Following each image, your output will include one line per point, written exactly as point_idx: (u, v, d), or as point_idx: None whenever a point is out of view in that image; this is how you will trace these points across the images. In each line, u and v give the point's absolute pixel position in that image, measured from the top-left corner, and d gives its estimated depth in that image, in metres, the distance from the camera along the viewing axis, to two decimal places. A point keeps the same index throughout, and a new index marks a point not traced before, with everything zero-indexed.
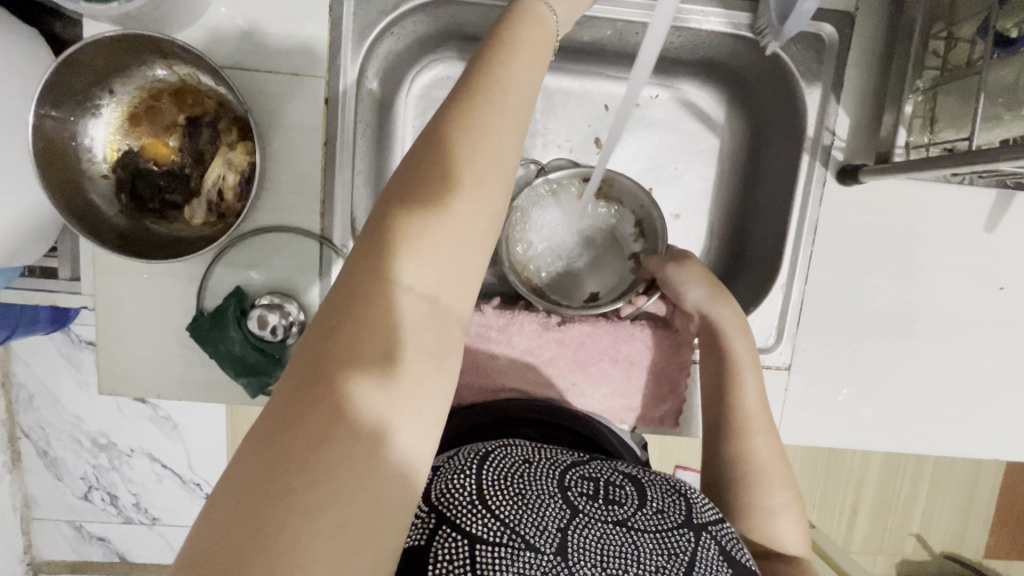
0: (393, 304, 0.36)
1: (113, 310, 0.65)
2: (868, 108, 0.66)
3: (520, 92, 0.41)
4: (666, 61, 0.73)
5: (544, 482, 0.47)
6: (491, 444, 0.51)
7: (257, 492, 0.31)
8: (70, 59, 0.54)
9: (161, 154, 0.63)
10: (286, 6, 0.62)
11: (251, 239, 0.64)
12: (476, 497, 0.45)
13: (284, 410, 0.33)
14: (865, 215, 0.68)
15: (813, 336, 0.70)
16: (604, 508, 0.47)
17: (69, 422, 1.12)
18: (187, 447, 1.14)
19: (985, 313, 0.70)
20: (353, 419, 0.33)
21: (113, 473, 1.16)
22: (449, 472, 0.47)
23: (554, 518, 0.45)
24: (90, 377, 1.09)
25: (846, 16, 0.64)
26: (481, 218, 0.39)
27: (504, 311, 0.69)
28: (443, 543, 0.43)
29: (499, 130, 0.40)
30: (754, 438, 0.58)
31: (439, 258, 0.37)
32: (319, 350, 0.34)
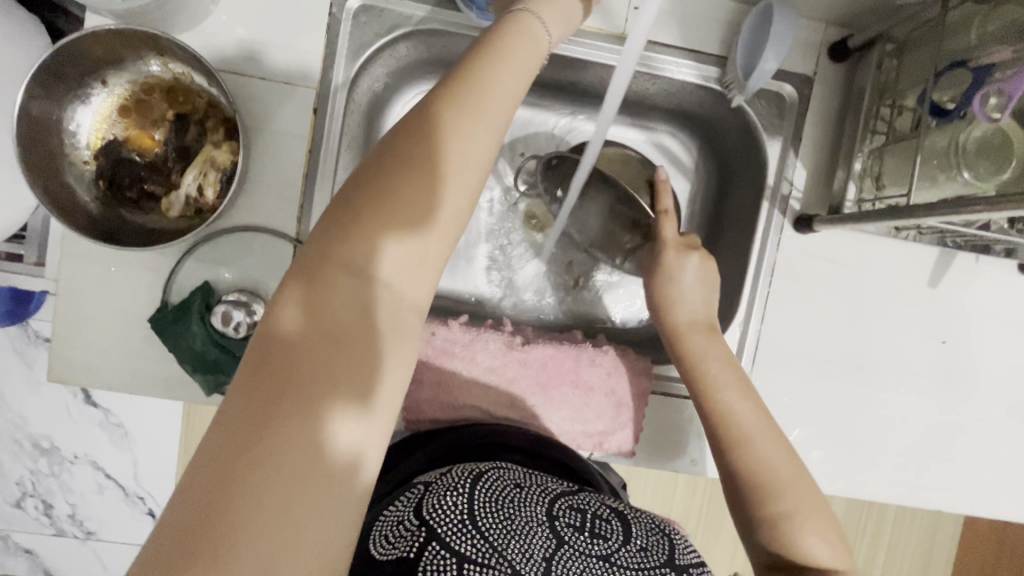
0: (349, 288, 0.38)
1: (75, 298, 0.64)
2: (823, 164, 0.71)
3: (498, 99, 0.43)
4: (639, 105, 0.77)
5: (532, 509, 0.49)
6: (484, 465, 0.53)
7: (214, 470, 0.34)
8: (68, 47, 0.56)
9: (145, 146, 0.64)
10: (281, 19, 0.64)
11: (225, 237, 0.65)
12: (467, 516, 0.47)
13: (239, 391, 0.36)
14: (821, 264, 0.72)
15: (768, 375, 0.73)
16: (590, 540, 0.48)
17: (10, 423, 1.07)
18: (136, 456, 1.10)
19: (929, 365, 0.74)
20: (304, 400, 0.36)
21: (50, 481, 1.10)
22: (442, 488, 0.49)
23: (540, 546, 0.47)
24: (41, 375, 1.05)
25: (805, 78, 0.69)
26: (445, 215, 0.41)
27: (470, 328, 0.70)
28: (432, 559, 0.45)
29: (471, 132, 0.41)
30: (756, 444, 0.58)
31: (399, 250, 0.39)
32: (272, 334, 0.37)
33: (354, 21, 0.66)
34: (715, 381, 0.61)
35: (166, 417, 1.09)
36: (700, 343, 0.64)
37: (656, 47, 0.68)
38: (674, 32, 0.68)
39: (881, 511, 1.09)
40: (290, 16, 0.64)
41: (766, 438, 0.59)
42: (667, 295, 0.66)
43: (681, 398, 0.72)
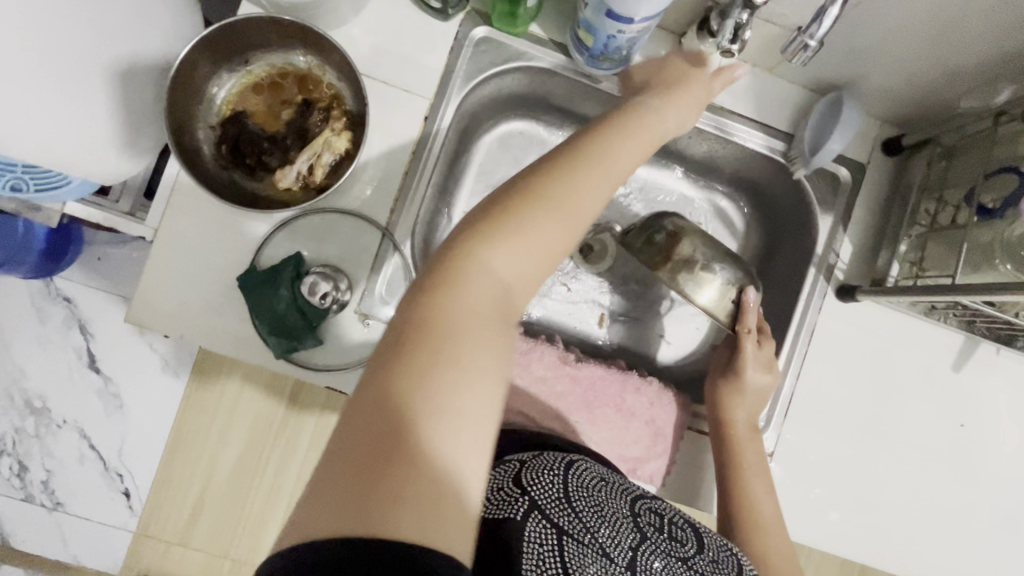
0: (485, 280, 0.43)
1: (170, 245, 0.68)
2: (868, 243, 0.77)
3: (612, 152, 0.51)
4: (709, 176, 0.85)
5: (619, 503, 0.55)
6: (574, 456, 0.59)
7: (359, 448, 0.36)
8: (234, 25, 0.63)
9: (269, 122, 0.70)
10: (412, 36, 0.72)
11: (321, 215, 0.70)
12: (564, 495, 0.52)
13: (379, 374, 0.39)
14: (856, 333, 0.78)
15: (797, 429, 0.77)
16: (670, 542, 0.54)
17: (11, 374, 1.17)
18: (122, 431, 1.17)
19: (946, 444, 0.78)
20: (438, 384, 0.38)
21: (32, 442, 1.17)
22: (540, 467, 0.55)
23: (628, 538, 0.52)
24: (50, 332, 1.17)
25: (860, 165, 0.77)
26: (559, 236, 0.46)
27: (528, 338, 0.75)
28: (535, 527, 0.50)
29: (587, 173, 0.48)
30: (767, 532, 0.66)
31: (520, 262, 0.44)
32: (409, 324, 0.41)
33: (473, 49, 0.74)
34: (751, 470, 0.69)
35: (164, 395, 1.16)
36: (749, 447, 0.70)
37: (733, 116, 0.76)
38: (749, 106, 0.76)
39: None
40: (418, 34, 0.72)
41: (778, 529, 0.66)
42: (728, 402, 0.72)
43: None
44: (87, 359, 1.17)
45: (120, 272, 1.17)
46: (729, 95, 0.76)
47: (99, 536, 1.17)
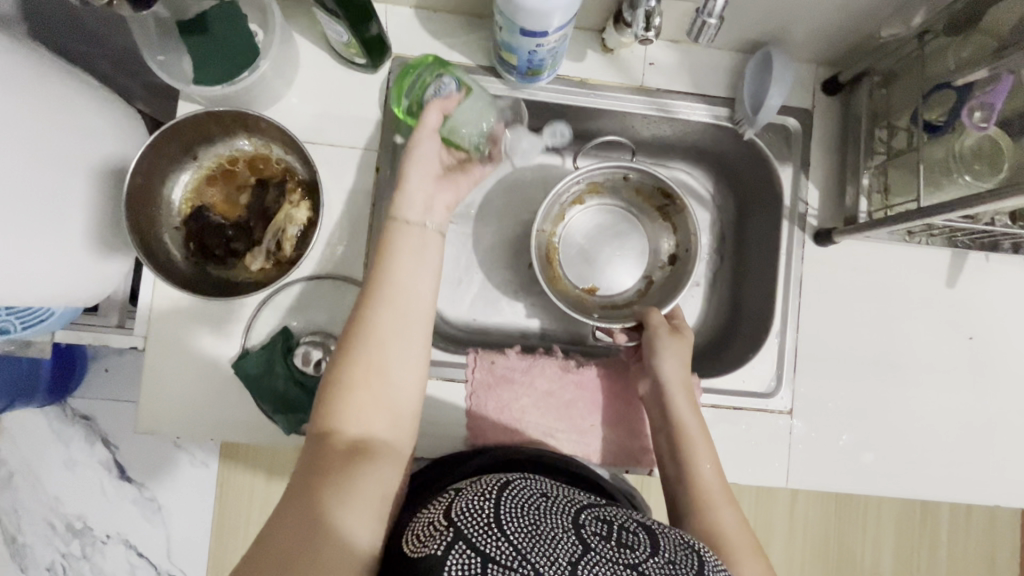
0: (371, 407, 0.52)
1: (162, 350, 0.70)
2: (833, 184, 0.78)
3: (427, 254, 0.58)
4: (619, 179, 0.83)
5: (559, 518, 0.51)
6: (513, 476, 0.56)
7: (266, 537, 0.45)
8: (174, 128, 0.65)
9: (230, 210, 0.72)
10: (348, 95, 0.74)
11: (299, 285, 0.72)
12: (492, 520, 0.49)
13: (296, 474, 0.49)
14: (844, 272, 0.78)
15: (810, 381, 0.77)
16: (613, 545, 0.50)
17: (46, 504, 1.18)
18: (164, 534, 1.18)
19: (959, 361, 0.78)
20: (330, 483, 0.48)
21: (81, 564, 1.19)
22: (472, 493, 0.52)
23: (566, 552, 0.48)
24: (75, 453, 1.18)
25: (806, 111, 0.78)
26: (415, 355, 0.55)
27: (525, 355, 0.75)
28: (457, 558, 0.47)
29: (412, 264, 0.57)
30: (719, 512, 0.60)
31: (394, 366, 0.54)
32: (316, 435, 0.51)
33: None
34: (693, 441, 0.64)
35: (196, 493, 1.17)
36: (683, 404, 0.67)
37: (672, 95, 0.77)
38: (685, 82, 0.77)
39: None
40: (353, 90, 0.74)
41: (730, 505, 0.61)
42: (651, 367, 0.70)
43: (732, 408, 0.76)
44: (115, 473, 1.19)
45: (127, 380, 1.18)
46: (663, 77, 0.77)
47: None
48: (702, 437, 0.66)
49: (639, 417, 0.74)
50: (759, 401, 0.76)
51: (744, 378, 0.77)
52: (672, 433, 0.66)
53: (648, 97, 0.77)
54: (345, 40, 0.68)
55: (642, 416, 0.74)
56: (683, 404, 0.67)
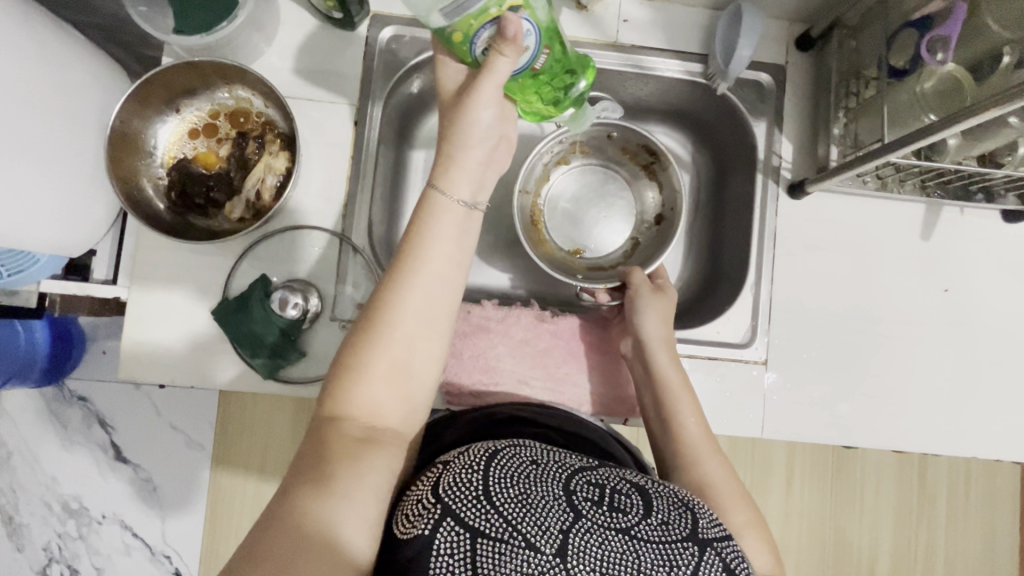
0: (384, 398, 0.51)
1: (145, 297, 0.71)
2: (807, 138, 0.79)
3: (455, 233, 0.56)
4: (604, 136, 0.85)
5: (549, 484, 0.47)
6: (501, 442, 0.51)
7: (270, 523, 0.44)
8: (154, 78, 0.67)
9: (212, 161, 0.74)
10: (326, 51, 0.76)
11: (278, 235, 0.73)
12: (481, 493, 0.45)
13: (302, 459, 0.48)
14: (820, 226, 0.78)
15: (785, 332, 0.77)
16: (608, 514, 0.46)
17: (43, 483, 1.20)
18: (159, 509, 1.19)
19: (936, 312, 0.78)
20: (338, 467, 0.47)
21: (77, 543, 1.20)
22: (458, 466, 0.48)
23: (557, 520, 0.45)
24: (70, 432, 1.20)
25: (778, 66, 0.79)
26: (433, 344, 0.54)
27: (502, 306, 0.76)
28: (446, 536, 0.44)
29: (438, 246, 0.55)
30: (704, 464, 0.60)
31: (410, 355, 0.52)
32: (325, 419, 0.50)
33: (384, 46, 0.76)
34: (673, 395, 0.65)
35: (190, 468, 1.19)
36: (662, 359, 0.67)
37: (645, 50, 0.79)
38: (658, 38, 0.79)
39: (931, 501, 1.09)
40: (330, 46, 0.76)
41: (717, 456, 0.61)
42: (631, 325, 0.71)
43: (706, 358, 0.76)
44: (111, 451, 1.20)
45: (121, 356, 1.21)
46: (637, 34, 0.79)
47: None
48: (684, 390, 0.66)
49: (619, 370, 0.75)
50: (734, 351, 0.76)
51: (720, 329, 0.78)
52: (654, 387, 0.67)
53: (621, 52, 0.79)
54: None
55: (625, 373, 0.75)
56: (665, 360, 0.67)
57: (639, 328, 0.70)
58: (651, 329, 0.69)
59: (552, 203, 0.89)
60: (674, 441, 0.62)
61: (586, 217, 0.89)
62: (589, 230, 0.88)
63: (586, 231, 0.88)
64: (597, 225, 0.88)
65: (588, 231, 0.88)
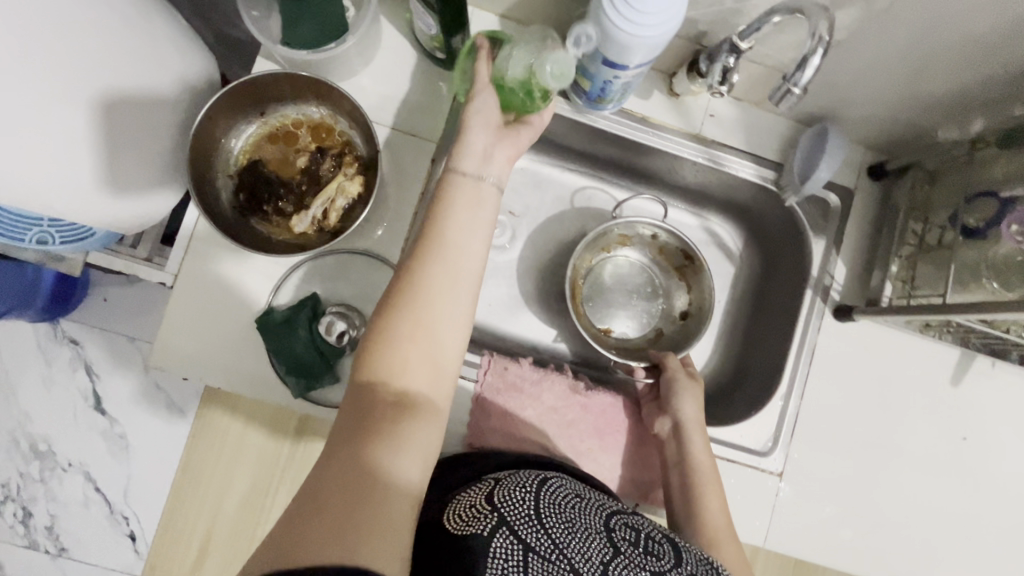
0: (417, 362, 0.48)
1: (189, 289, 0.71)
2: (861, 264, 0.81)
3: (478, 201, 0.55)
4: (648, 234, 0.87)
5: (592, 518, 0.56)
6: (550, 474, 0.60)
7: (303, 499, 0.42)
8: (250, 83, 0.67)
9: (286, 170, 0.74)
10: (420, 85, 0.76)
11: (336, 256, 0.73)
12: (535, 514, 0.53)
13: (337, 431, 0.46)
14: (856, 351, 0.80)
15: (804, 447, 0.78)
16: (642, 555, 0.54)
17: (16, 420, 1.17)
18: (128, 474, 1.16)
19: (949, 458, 0.80)
20: (372, 440, 0.45)
21: (37, 487, 1.17)
22: (514, 485, 0.56)
23: (598, 551, 0.53)
24: (56, 374, 1.18)
25: (848, 190, 0.81)
26: (461, 308, 0.51)
27: (538, 368, 0.77)
28: (502, 543, 0.51)
29: (462, 215, 0.53)
30: (722, 550, 0.62)
31: (438, 317, 0.49)
32: (357, 388, 0.48)
33: None
34: (702, 481, 0.67)
35: (168, 441, 1.16)
36: (698, 443, 0.69)
37: (724, 148, 0.80)
38: (739, 138, 0.80)
39: None
40: (423, 81, 0.76)
41: (733, 543, 0.63)
42: (668, 406, 0.73)
43: (725, 460, 0.77)
44: (92, 400, 1.18)
45: (127, 312, 1.19)
46: (721, 131, 0.80)
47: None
48: (712, 477, 0.68)
49: (647, 451, 0.76)
50: (752, 458, 0.77)
51: (744, 434, 0.78)
52: (687, 472, 0.68)
53: (700, 145, 0.80)
54: (432, 34, 0.69)
55: (652, 453, 0.76)
56: (700, 446, 0.69)
57: (675, 410, 0.72)
58: (685, 412, 0.71)
59: (588, 276, 0.88)
60: (694, 522, 0.65)
61: (614, 297, 0.89)
62: (613, 312, 0.89)
63: (611, 311, 0.89)
64: (621, 310, 0.89)
65: (613, 312, 0.89)
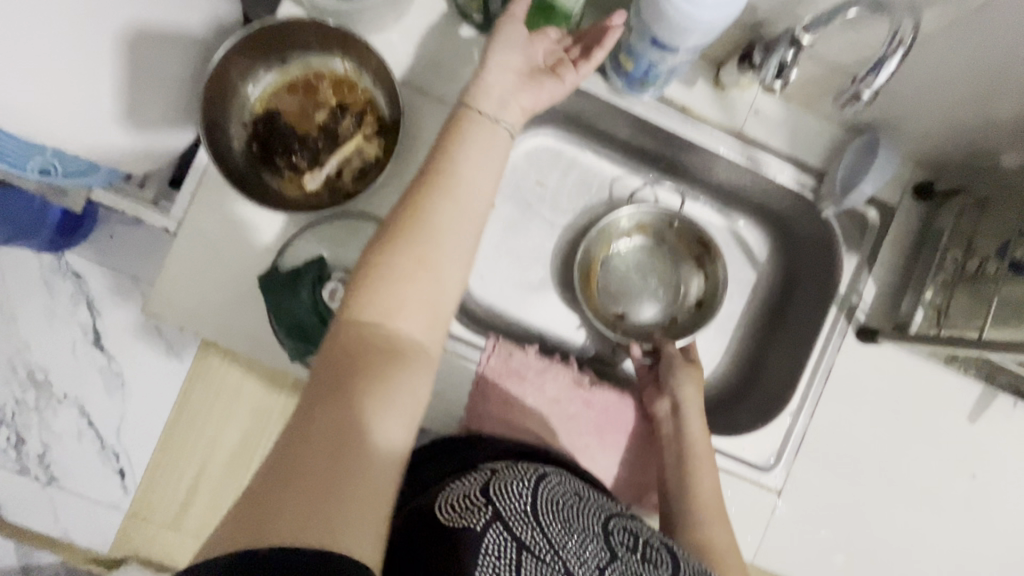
0: (411, 303, 0.46)
1: (192, 239, 0.68)
2: (892, 287, 0.77)
3: (487, 139, 0.52)
4: (666, 223, 0.85)
5: (591, 519, 0.52)
6: (549, 471, 0.58)
7: (281, 456, 0.38)
8: (275, 28, 0.64)
9: (301, 122, 0.70)
10: (452, 48, 0.72)
11: (345, 220, 0.70)
12: (530, 508, 0.50)
13: (320, 381, 0.42)
14: (874, 377, 0.77)
15: (808, 467, 0.76)
16: (641, 562, 0.50)
17: (15, 346, 1.16)
18: (124, 412, 1.16)
19: (955, 495, 0.77)
20: (359, 387, 0.42)
21: (32, 414, 1.17)
22: (511, 477, 0.53)
23: (595, 554, 0.49)
24: (59, 306, 1.17)
25: (889, 207, 0.77)
26: (458, 252, 0.49)
27: (543, 358, 0.75)
28: (495, 538, 0.47)
29: (471, 153, 0.51)
30: (711, 529, 0.61)
31: (435, 258, 0.47)
32: (343, 335, 0.44)
33: None
34: (696, 457, 0.66)
35: (165, 384, 1.16)
36: (693, 417, 0.69)
37: (765, 149, 0.76)
38: (782, 139, 0.76)
39: None
40: (456, 45, 0.72)
41: (725, 524, 0.61)
42: (665, 384, 0.73)
43: (725, 472, 0.75)
44: (91, 336, 1.17)
45: (130, 254, 1.16)
46: (764, 129, 0.75)
47: (92, 515, 1.16)
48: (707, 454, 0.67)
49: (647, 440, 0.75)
50: (753, 473, 0.75)
51: (746, 447, 0.76)
52: (682, 445, 0.68)
53: (741, 143, 0.75)
54: None
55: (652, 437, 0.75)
56: (695, 424, 0.69)
57: (671, 387, 0.72)
58: (680, 387, 0.72)
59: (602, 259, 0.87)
60: (687, 500, 0.63)
61: (628, 284, 0.87)
62: (625, 298, 0.87)
63: (623, 296, 0.87)
64: (633, 298, 0.87)
65: (624, 297, 0.87)
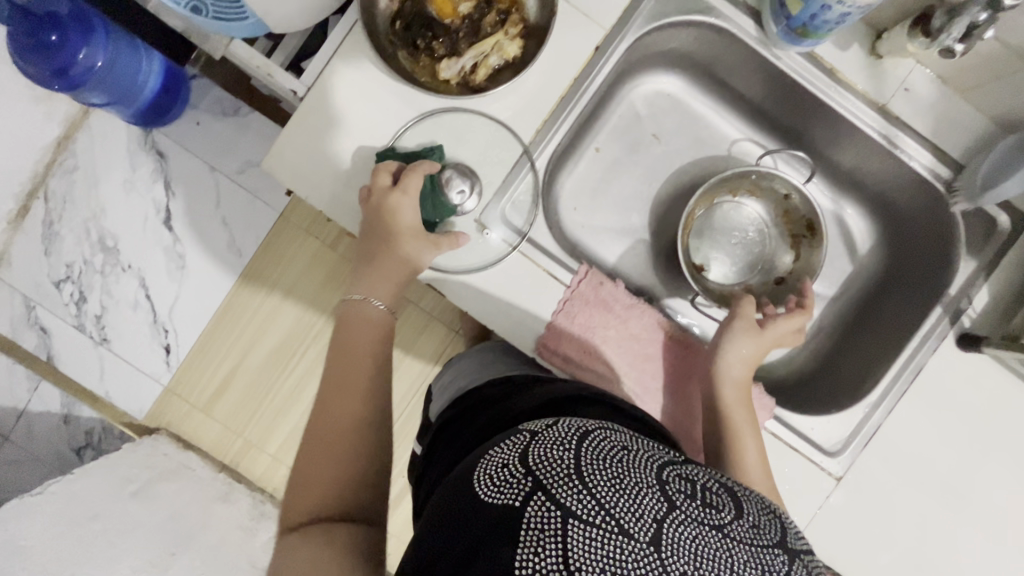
0: (351, 395, 0.56)
1: (318, 101, 0.67)
2: (1006, 298, 0.73)
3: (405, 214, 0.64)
4: (780, 195, 0.83)
5: (642, 468, 0.37)
6: (590, 423, 0.42)
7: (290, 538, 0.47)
8: None
9: (445, 10, 0.70)
10: None
11: (469, 115, 0.70)
12: (573, 468, 0.36)
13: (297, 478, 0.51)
14: (965, 386, 0.74)
15: (873, 463, 0.74)
16: (703, 509, 0.35)
17: (91, 210, 1.14)
18: (179, 294, 1.14)
19: (1021, 524, 0.75)
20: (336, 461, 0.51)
21: (95, 276, 1.14)
22: (547, 436, 0.39)
23: (651, 507, 0.34)
24: (139, 179, 1.14)
25: (1022, 215, 0.73)
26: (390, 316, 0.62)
27: (630, 295, 0.74)
28: (536, 512, 0.34)
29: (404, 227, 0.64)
30: None
31: (371, 331, 0.61)
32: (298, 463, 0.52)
33: None
34: (740, 435, 0.66)
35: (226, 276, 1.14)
36: (734, 395, 0.68)
37: (906, 130, 0.72)
38: (926, 123, 0.72)
39: None
40: None
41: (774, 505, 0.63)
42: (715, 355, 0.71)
43: (790, 447, 0.74)
44: (163, 215, 1.14)
45: (212, 137, 1.14)
46: (910, 109, 0.72)
47: (131, 380, 1.14)
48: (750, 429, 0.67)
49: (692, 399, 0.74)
50: (817, 454, 0.74)
51: (815, 427, 0.75)
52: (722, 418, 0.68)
53: (881, 117, 0.72)
54: None
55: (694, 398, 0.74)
56: (737, 398, 0.68)
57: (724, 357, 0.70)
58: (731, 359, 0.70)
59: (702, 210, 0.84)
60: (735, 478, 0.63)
61: (719, 240, 0.86)
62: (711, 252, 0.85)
63: (711, 251, 0.85)
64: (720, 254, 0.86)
65: (711, 252, 0.86)
